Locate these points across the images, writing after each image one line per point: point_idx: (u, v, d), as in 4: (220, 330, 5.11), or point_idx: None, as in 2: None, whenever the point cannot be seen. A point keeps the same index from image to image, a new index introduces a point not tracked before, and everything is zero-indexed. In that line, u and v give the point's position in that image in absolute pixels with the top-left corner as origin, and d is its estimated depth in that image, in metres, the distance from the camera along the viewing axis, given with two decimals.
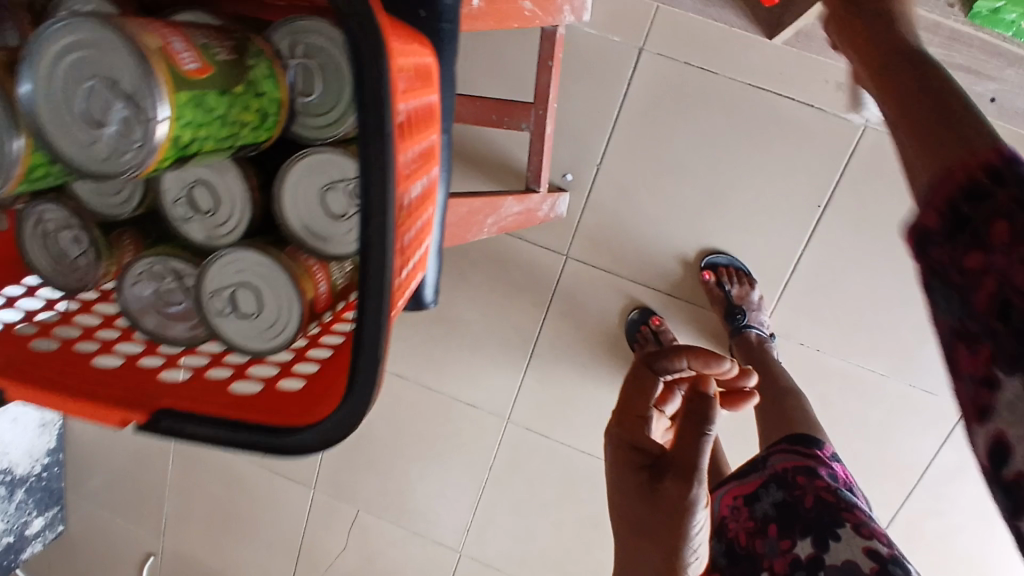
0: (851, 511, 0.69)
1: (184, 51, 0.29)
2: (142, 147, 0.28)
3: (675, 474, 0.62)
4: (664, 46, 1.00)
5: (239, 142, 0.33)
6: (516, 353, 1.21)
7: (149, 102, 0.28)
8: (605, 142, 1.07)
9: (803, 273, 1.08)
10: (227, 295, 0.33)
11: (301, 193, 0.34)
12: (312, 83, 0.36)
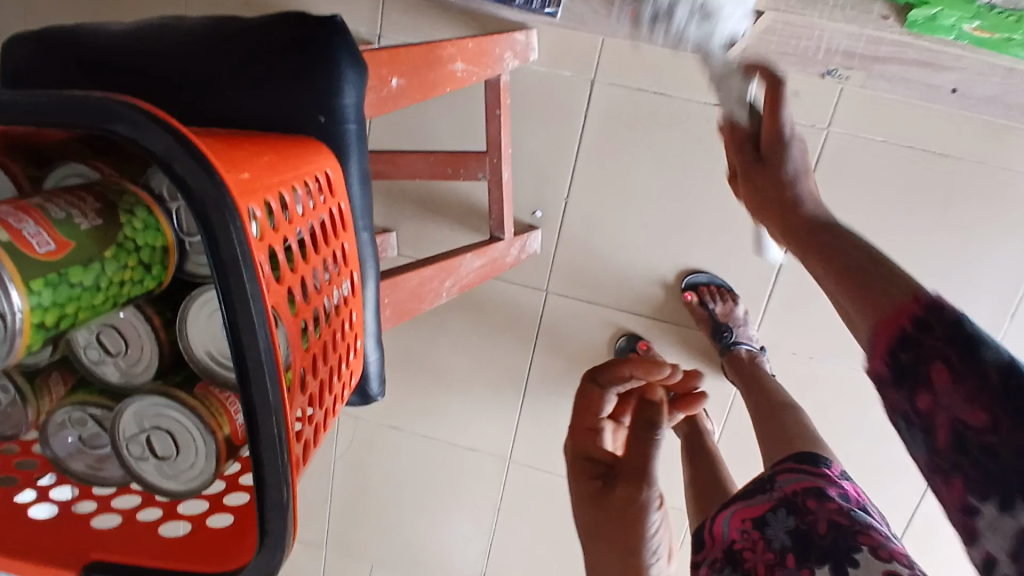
0: (867, 532, 0.57)
1: (36, 234, 0.29)
2: (4, 338, 0.28)
3: (625, 479, 0.59)
4: (615, 75, 1.00)
5: (123, 299, 0.33)
6: (509, 393, 1.20)
7: (2, 297, 0.27)
8: (569, 175, 1.06)
9: (785, 282, 1.06)
10: (143, 439, 0.34)
11: (206, 327, 0.34)
12: (197, 222, 0.36)
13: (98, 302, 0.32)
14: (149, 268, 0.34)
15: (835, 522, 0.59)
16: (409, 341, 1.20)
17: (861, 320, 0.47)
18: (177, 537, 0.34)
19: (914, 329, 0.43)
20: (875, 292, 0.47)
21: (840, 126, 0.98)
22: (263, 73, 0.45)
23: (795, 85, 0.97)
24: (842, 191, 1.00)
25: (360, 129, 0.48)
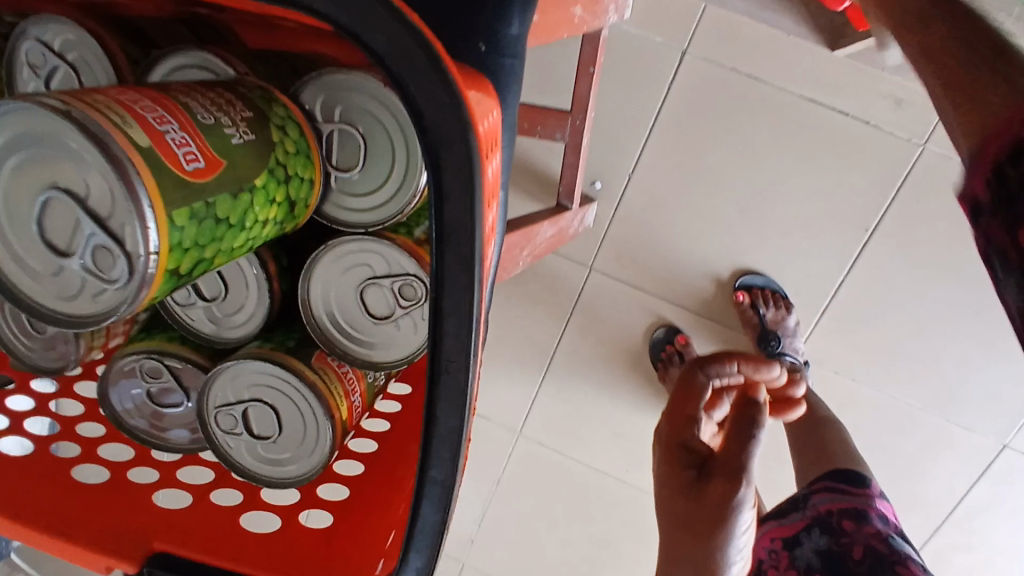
0: (906, 565, 0.62)
1: (182, 145, 0.24)
2: (125, 282, 0.23)
3: (721, 474, 0.56)
4: (710, 50, 0.92)
5: (260, 238, 0.29)
6: (531, 366, 1.15)
7: (131, 223, 0.22)
8: (639, 150, 0.98)
9: (843, 299, 1.00)
10: (239, 411, 0.35)
11: (331, 286, 0.35)
12: (349, 157, 0.33)
13: (237, 245, 0.27)
14: (293, 204, 0.30)
15: (872, 547, 0.65)
16: None
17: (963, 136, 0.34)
18: (263, 532, 0.33)
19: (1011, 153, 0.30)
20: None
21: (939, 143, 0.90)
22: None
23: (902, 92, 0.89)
24: (927, 215, 0.93)
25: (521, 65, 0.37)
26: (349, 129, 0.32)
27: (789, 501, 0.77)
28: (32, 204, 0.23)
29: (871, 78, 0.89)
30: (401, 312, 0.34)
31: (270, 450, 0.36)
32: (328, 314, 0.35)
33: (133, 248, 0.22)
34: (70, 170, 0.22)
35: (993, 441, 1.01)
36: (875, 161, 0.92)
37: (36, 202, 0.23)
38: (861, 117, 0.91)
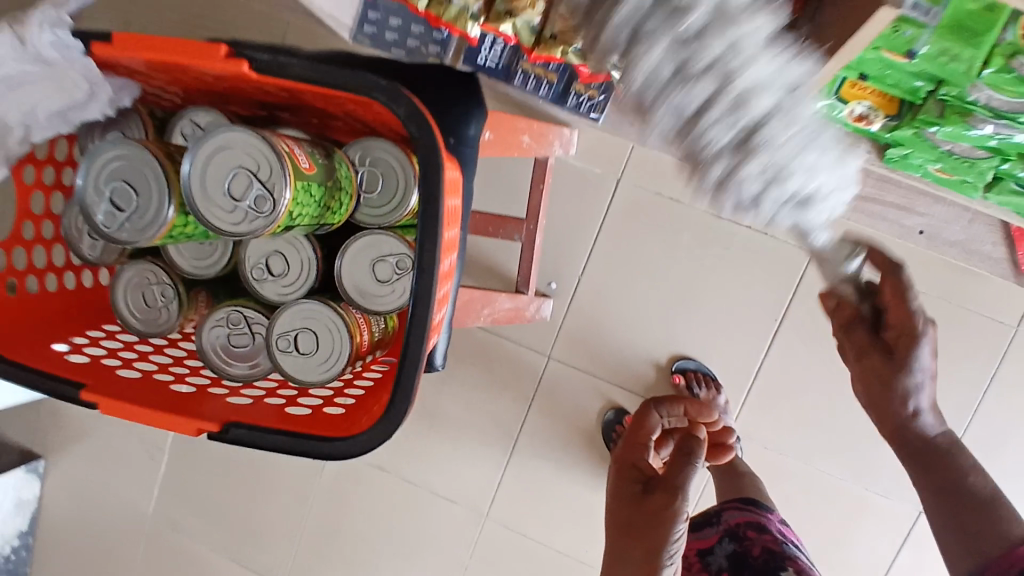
0: (792, 559, 0.77)
1: (301, 155, 0.41)
2: (270, 215, 0.40)
3: (663, 489, 0.69)
4: (639, 178, 1.16)
5: (321, 223, 0.45)
6: (499, 447, 1.27)
7: (280, 183, 0.40)
8: (586, 255, 1.19)
9: (764, 379, 1.17)
10: (292, 336, 0.45)
11: (357, 261, 0.45)
12: (374, 183, 0.46)
13: (305, 221, 0.43)
14: (338, 207, 0.45)
15: (767, 546, 0.81)
16: None
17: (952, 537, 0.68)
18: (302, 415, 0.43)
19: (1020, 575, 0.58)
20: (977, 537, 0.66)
21: None
22: (411, 75, 0.54)
23: None
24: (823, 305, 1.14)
25: (476, 153, 0.55)
26: (375, 171, 0.46)
27: (706, 520, 0.92)
28: (221, 178, 0.40)
29: None
30: (397, 279, 0.44)
31: (313, 362, 0.44)
32: (353, 280, 0.45)
33: (280, 197, 0.40)
34: (250, 160, 0.40)
35: (910, 507, 1.15)
36: (776, 263, 1.14)
37: (224, 176, 0.40)
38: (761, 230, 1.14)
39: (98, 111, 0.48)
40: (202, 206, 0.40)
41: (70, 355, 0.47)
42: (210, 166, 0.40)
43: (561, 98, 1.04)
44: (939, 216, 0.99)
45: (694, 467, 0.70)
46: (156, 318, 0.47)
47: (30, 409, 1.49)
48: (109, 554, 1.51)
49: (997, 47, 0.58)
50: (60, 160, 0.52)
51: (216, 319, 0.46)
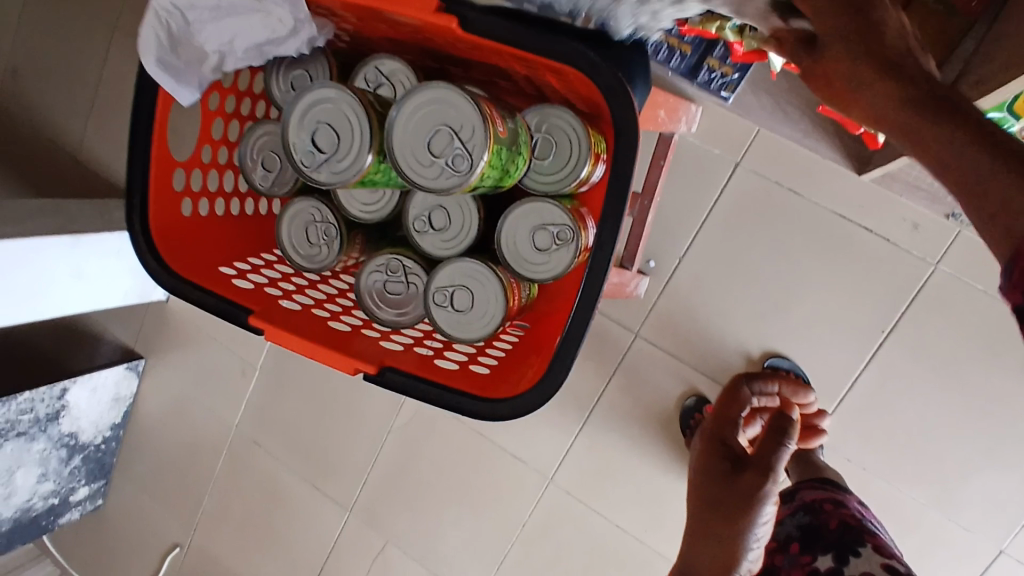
0: (875, 536, 0.67)
1: (498, 120, 0.50)
2: (465, 173, 0.48)
3: (754, 468, 0.62)
4: (760, 164, 1.11)
5: (501, 181, 0.53)
6: (572, 415, 1.29)
7: (478, 148, 0.48)
8: (690, 238, 1.17)
9: (859, 391, 1.13)
10: (449, 291, 0.56)
11: (515, 231, 0.55)
12: (546, 151, 0.56)
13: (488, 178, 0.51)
14: (515, 170, 0.54)
15: (845, 520, 0.70)
16: None
17: (978, 223, 0.37)
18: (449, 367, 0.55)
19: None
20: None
21: (948, 266, 1.06)
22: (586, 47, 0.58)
23: (919, 219, 1.06)
24: (934, 324, 1.07)
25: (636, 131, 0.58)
26: (549, 139, 0.55)
27: (783, 499, 0.82)
28: (426, 131, 0.49)
29: (893, 205, 1.07)
30: (553, 247, 0.54)
31: (462, 315, 0.56)
32: (512, 247, 0.55)
33: (475, 155, 0.48)
34: (454, 119, 0.48)
35: (989, 545, 1.10)
36: (894, 274, 1.08)
37: (429, 130, 0.49)
38: (882, 236, 1.08)
39: (294, 46, 0.58)
40: (401, 153, 0.49)
41: (243, 282, 0.61)
42: (417, 119, 0.49)
43: (692, 73, 1.01)
44: None
45: (786, 450, 0.63)
46: (314, 253, 0.60)
47: (139, 314, 1.60)
48: (190, 455, 1.62)
49: None
50: (241, 88, 0.65)
51: (376, 268, 0.58)
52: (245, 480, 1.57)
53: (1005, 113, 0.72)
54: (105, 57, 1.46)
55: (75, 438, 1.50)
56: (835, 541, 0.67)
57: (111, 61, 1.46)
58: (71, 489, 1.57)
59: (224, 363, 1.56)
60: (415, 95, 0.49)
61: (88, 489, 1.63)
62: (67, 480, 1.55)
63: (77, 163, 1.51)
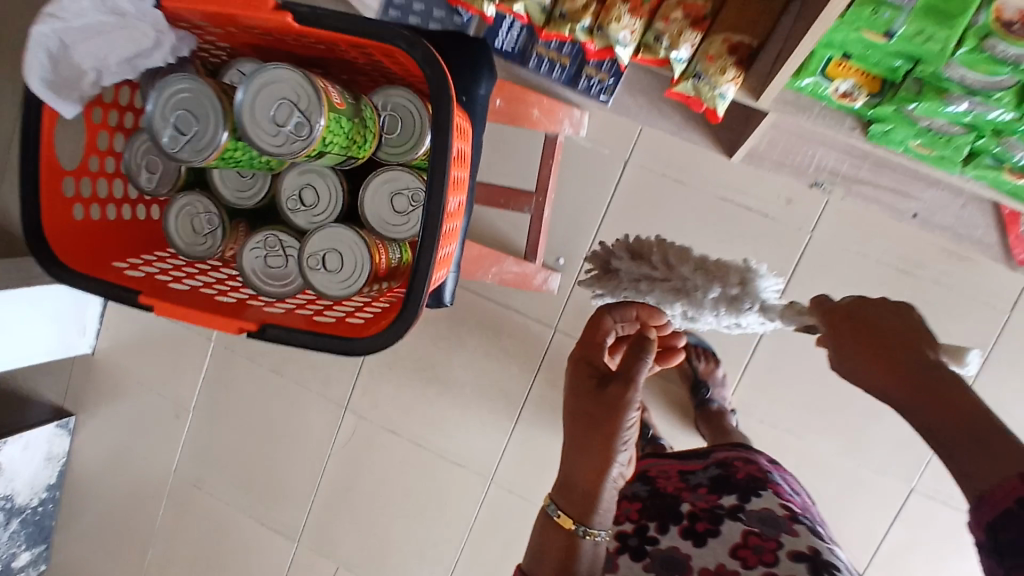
0: (777, 484, 0.74)
1: (333, 93, 0.56)
2: (307, 140, 0.54)
3: (619, 381, 0.72)
4: (647, 160, 1.22)
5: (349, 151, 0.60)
6: (506, 415, 1.34)
7: (316, 115, 0.54)
8: (595, 232, 1.26)
9: (761, 357, 1.21)
10: (319, 257, 0.60)
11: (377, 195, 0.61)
12: (395, 130, 0.64)
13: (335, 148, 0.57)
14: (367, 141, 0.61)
15: (751, 473, 0.77)
16: (429, 348, 1.37)
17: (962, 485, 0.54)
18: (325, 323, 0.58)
19: (1018, 505, 0.50)
20: (994, 451, 0.53)
21: (823, 231, 1.18)
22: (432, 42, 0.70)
23: (791, 193, 1.18)
24: (816, 286, 1.19)
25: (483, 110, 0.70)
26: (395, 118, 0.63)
27: (694, 453, 0.87)
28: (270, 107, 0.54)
29: (768, 182, 1.18)
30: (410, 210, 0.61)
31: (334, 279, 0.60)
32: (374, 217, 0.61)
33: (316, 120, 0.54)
34: (293, 93, 0.54)
35: (901, 484, 1.19)
36: (777, 245, 1.19)
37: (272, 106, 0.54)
38: (762, 211, 1.20)
39: (160, 57, 0.63)
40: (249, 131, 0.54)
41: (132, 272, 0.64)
42: (258, 96, 0.54)
43: (573, 82, 1.08)
44: (931, 200, 1.05)
45: (646, 362, 0.73)
46: (196, 242, 0.63)
47: (65, 368, 1.58)
48: (131, 508, 1.59)
49: (970, 28, 0.63)
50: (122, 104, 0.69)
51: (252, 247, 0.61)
52: (191, 524, 1.55)
53: (818, 76, 0.74)
54: None
55: (11, 500, 1.44)
56: (741, 485, 0.74)
57: None
58: (10, 556, 1.50)
59: (160, 406, 1.56)
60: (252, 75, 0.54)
61: (30, 554, 1.56)
62: (7, 546, 1.49)
63: None
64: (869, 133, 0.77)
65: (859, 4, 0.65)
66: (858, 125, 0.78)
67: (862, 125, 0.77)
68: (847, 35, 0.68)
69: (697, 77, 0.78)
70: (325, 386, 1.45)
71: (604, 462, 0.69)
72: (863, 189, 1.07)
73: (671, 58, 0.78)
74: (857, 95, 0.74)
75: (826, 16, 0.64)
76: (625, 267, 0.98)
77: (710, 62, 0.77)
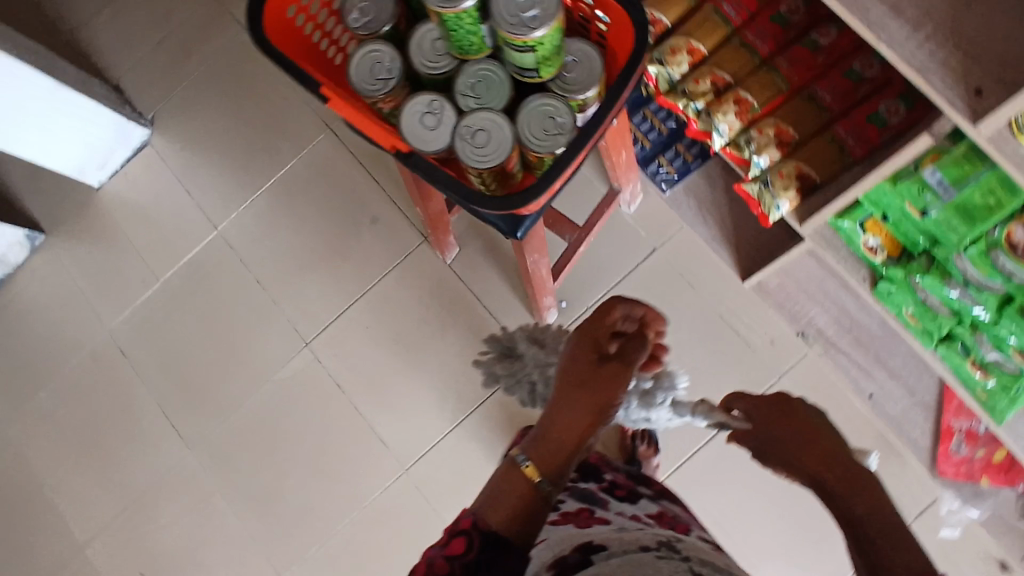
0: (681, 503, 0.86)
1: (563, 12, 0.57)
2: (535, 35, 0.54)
3: (618, 361, 0.78)
4: (672, 255, 1.36)
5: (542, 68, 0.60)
6: (449, 416, 1.39)
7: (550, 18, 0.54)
8: (602, 294, 1.36)
9: (694, 465, 1.30)
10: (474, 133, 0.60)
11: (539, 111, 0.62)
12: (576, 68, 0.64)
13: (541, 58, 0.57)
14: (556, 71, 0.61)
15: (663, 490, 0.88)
16: (410, 325, 1.44)
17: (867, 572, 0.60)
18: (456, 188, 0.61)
19: None
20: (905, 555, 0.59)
21: (790, 377, 1.29)
22: None
23: (776, 337, 1.31)
24: None
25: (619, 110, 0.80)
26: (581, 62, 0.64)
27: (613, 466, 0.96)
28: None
29: (761, 320, 1.32)
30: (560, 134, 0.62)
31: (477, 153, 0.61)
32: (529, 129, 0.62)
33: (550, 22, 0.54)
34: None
35: None
36: (747, 375, 1.31)
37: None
38: (746, 342, 1.32)
39: None
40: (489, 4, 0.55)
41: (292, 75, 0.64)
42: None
43: (645, 161, 1.29)
44: (887, 389, 1.21)
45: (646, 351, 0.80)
46: (370, 81, 0.64)
47: (61, 190, 1.58)
48: (44, 345, 1.53)
49: (984, 237, 0.79)
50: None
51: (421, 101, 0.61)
52: (96, 386, 1.50)
53: (855, 224, 0.89)
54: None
55: None
56: (654, 492, 0.85)
57: None
58: None
59: (129, 266, 1.54)
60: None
61: None
62: None
63: (84, 46, 1.63)
64: (875, 288, 0.92)
65: (911, 181, 0.81)
66: (868, 279, 0.93)
67: (874, 279, 0.92)
68: (893, 201, 0.84)
69: (765, 185, 0.94)
70: (297, 316, 1.48)
71: (585, 423, 0.77)
72: (835, 355, 1.23)
73: (752, 161, 0.95)
74: (879, 254, 0.90)
75: (881, 173, 0.80)
76: (524, 349, 1.27)
77: (780, 178, 0.92)
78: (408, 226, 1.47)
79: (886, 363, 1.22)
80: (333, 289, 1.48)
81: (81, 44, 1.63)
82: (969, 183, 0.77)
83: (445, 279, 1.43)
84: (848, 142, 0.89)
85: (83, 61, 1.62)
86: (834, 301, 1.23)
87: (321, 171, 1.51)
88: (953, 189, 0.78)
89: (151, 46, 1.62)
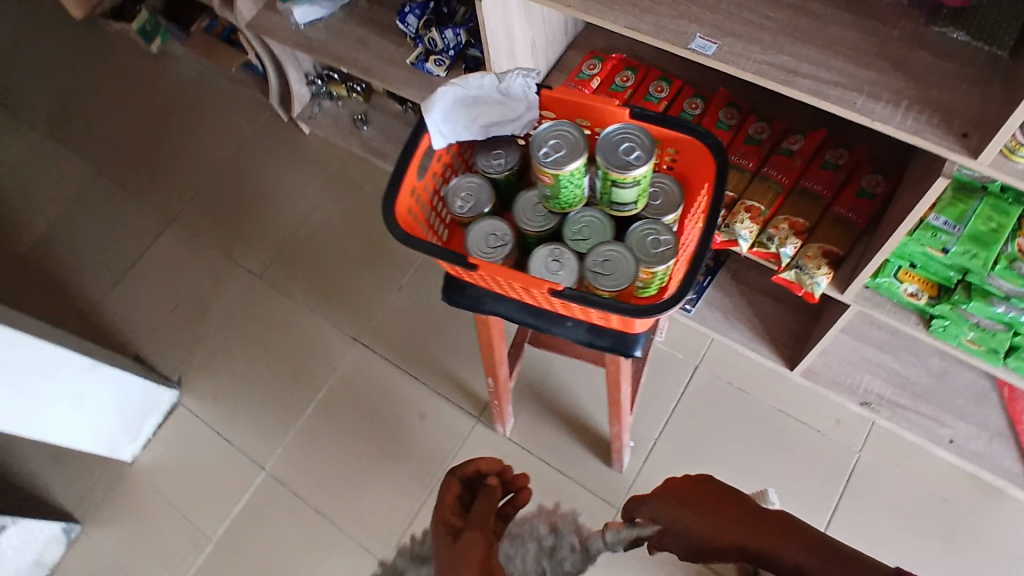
0: None
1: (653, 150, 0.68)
2: (638, 168, 0.64)
3: (473, 534, 0.88)
4: (715, 368, 1.44)
5: (639, 200, 0.70)
6: None
7: (651, 155, 0.65)
8: (663, 422, 1.40)
9: None
10: (600, 261, 0.68)
11: (641, 231, 0.70)
12: (659, 196, 0.72)
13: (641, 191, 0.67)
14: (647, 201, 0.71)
15: None
16: None
17: None
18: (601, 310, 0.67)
19: None
20: None
21: (869, 453, 1.35)
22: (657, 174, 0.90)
23: (840, 416, 1.37)
24: (863, 503, 1.31)
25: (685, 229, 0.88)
26: (664, 189, 0.73)
27: None
28: (617, 143, 0.66)
29: (820, 404, 1.39)
30: (665, 245, 0.69)
31: (608, 279, 0.68)
32: (639, 250, 0.69)
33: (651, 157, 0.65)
34: (638, 138, 0.66)
35: None
36: (828, 459, 1.34)
37: (622, 141, 0.66)
38: (814, 428, 1.37)
39: None
40: (598, 155, 0.66)
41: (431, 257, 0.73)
42: (609, 135, 0.66)
43: None
44: (962, 431, 1.26)
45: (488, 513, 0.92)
46: (492, 250, 0.72)
47: (94, 472, 1.55)
48: None
49: (1001, 254, 0.91)
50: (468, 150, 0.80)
51: (542, 253, 0.70)
52: None
53: (891, 277, 1.01)
54: (172, 247, 1.77)
55: None
56: None
57: (160, 243, 1.79)
58: None
59: (176, 530, 1.47)
60: (613, 127, 0.67)
61: None
62: None
63: (99, 326, 1.69)
64: (929, 327, 1.04)
65: (921, 229, 0.93)
66: (920, 322, 1.04)
67: (924, 319, 1.03)
68: (915, 249, 0.96)
69: (799, 268, 1.05)
70: (363, 533, 1.41)
71: None
72: (902, 414, 1.27)
73: (780, 253, 1.06)
74: (921, 296, 1.01)
75: (898, 234, 0.91)
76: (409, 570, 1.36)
77: (810, 259, 1.04)
78: (457, 410, 1.48)
79: (949, 408, 1.27)
80: (394, 493, 1.44)
81: (98, 326, 1.69)
82: (968, 217, 0.91)
83: (507, 451, 1.42)
84: (851, 216, 1.04)
85: (105, 340, 1.67)
86: (878, 365, 1.31)
87: (357, 379, 1.55)
88: (959, 224, 0.92)
89: (168, 311, 1.70)
